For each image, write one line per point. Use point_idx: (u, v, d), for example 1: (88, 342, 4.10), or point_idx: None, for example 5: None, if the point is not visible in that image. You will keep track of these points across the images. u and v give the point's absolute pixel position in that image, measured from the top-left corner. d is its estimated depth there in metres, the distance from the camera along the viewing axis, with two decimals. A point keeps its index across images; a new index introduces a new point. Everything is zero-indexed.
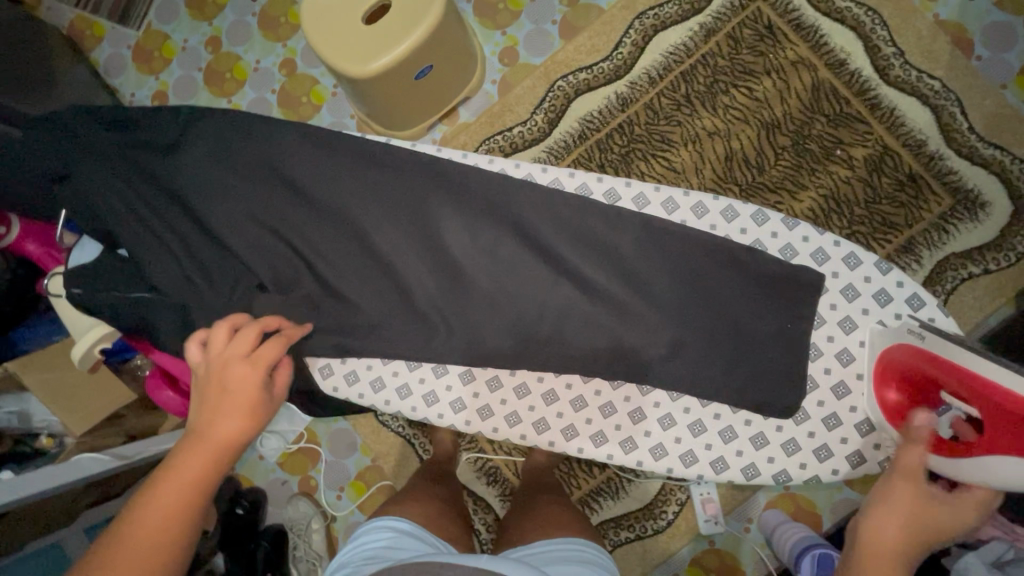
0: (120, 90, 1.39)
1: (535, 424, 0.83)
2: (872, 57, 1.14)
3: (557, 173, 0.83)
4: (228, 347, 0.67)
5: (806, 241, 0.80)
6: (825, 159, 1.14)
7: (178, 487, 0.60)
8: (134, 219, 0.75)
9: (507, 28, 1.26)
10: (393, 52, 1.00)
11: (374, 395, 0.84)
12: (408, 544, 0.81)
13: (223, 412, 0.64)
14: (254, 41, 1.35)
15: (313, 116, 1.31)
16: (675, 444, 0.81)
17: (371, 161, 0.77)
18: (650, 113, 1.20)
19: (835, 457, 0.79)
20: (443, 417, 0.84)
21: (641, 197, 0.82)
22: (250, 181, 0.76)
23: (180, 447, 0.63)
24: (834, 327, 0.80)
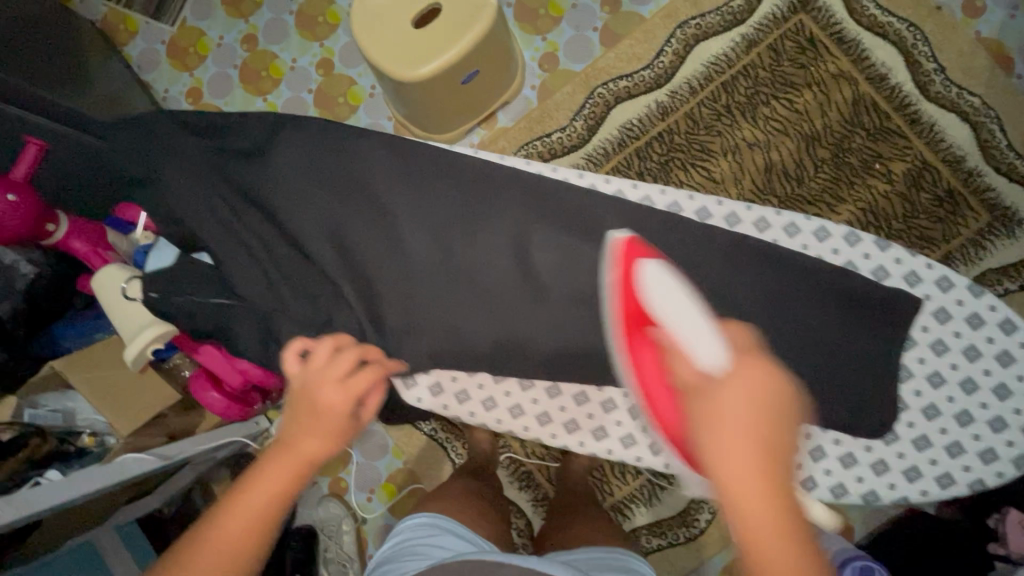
0: (153, 87, 1.38)
1: (606, 436, 0.87)
2: (913, 73, 1.15)
3: (648, 190, 0.86)
4: (324, 368, 0.62)
5: (898, 263, 0.82)
6: (865, 173, 1.15)
7: (258, 499, 0.60)
8: (194, 220, 0.74)
9: (548, 33, 1.27)
10: (444, 56, 1.00)
11: (459, 407, 0.89)
12: (447, 540, 0.82)
13: (308, 433, 0.61)
14: (291, 40, 1.34)
15: (350, 117, 1.31)
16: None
17: (433, 167, 0.78)
18: (690, 122, 1.20)
19: (923, 478, 0.81)
20: (529, 429, 0.88)
21: (732, 216, 0.85)
22: (305, 183, 0.74)
23: (263, 458, 0.62)
24: (926, 348, 0.80)
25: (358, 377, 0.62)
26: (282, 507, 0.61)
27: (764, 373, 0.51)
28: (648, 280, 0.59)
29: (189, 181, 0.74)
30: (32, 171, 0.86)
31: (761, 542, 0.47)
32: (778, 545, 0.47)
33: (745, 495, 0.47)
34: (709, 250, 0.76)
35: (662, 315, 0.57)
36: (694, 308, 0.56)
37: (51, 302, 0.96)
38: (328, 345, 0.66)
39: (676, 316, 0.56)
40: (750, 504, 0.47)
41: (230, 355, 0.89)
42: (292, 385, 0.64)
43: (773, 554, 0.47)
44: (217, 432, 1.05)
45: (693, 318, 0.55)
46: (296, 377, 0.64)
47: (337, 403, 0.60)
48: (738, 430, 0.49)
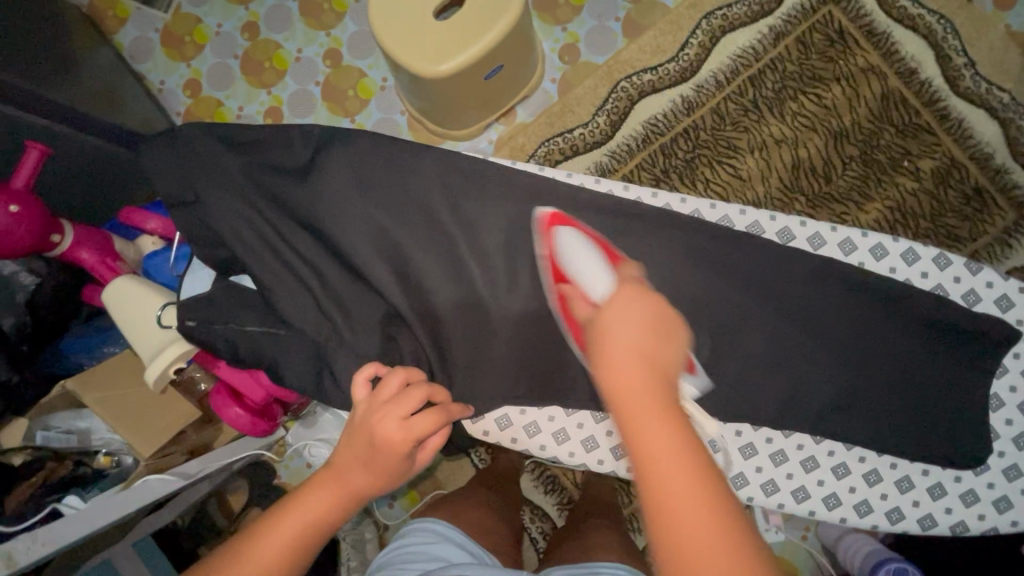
0: (147, 77, 1.29)
1: None
2: (943, 67, 1.13)
3: (727, 210, 0.82)
4: (391, 400, 0.57)
5: (990, 286, 0.77)
6: (892, 170, 1.13)
7: (297, 525, 0.56)
8: (222, 233, 0.69)
9: (568, 24, 1.22)
10: (470, 50, 0.95)
11: (528, 439, 0.82)
12: (445, 550, 0.78)
13: (363, 464, 0.57)
14: (295, 28, 1.27)
15: (360, 111, 1.25)
16: (849, 493, 0.79)
17: (472, 176, 0.74)
18: (716, 118, 1.17)
19: (1015, 508, 0.76)
20: (603, 463, 0.81)
21: (816, 237, 0.80)
22: (340, 194, 0.70)
23: (309, 482, 0.59)
24: (1017, 376, 0.76)
25: (422, 417, 0.58)
26: (321, 536, 0.57)
27: (651, 300, 0.54)
28: (562, 243, 0.65)
29: (219, 193, 0.70)
30: (33, 179, 0.81)
31: (653, 453, 0.46)
32: (662, 451, 0.46)
33: (625, 406, 0.48)
34: (758, 266, 0.74)
35: (569, 268, 0.63)
36: (597, 257, 0.62)
37: (53, 314, 0.90)
38: (398, 377, 0.60)
39: (578, 263, 0.62)
40: (636, 409, 0.48)
41: (256, 374, 0.85)
42: (353, 411, 0.60)
43: (660, 458, 0.46)
44: (236, 445, 1.02)
45: (593, 263, 0.61)
46: (359, 404, 0.59)
47: (397, 442, 0.56)
48: (629, 346, 0.51)
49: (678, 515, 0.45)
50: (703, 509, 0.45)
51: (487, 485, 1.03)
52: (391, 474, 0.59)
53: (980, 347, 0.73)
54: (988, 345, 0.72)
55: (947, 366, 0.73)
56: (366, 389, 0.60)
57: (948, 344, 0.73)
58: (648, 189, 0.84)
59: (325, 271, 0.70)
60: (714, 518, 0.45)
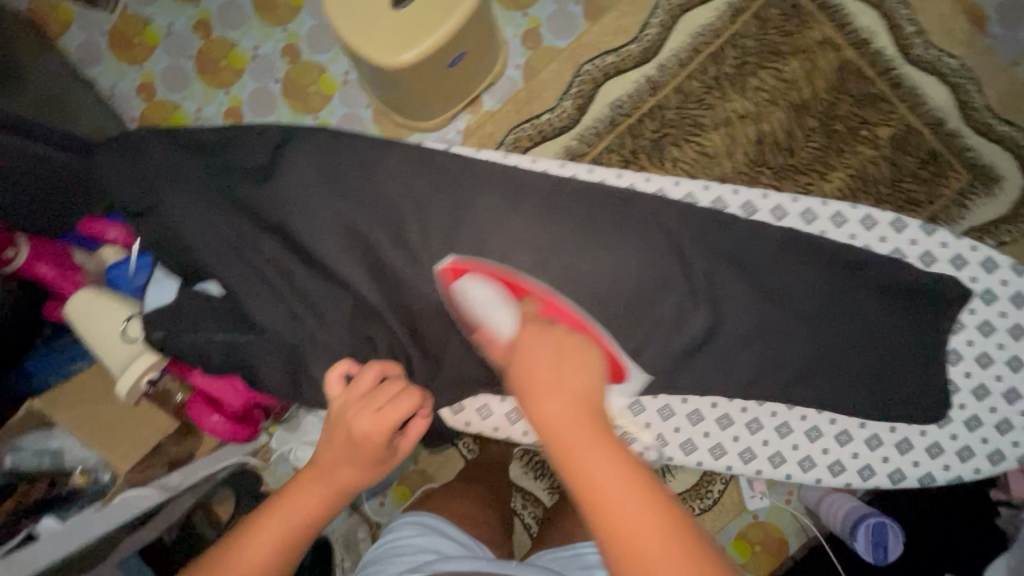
0: (97, 82, 1.24)
1: (653, 441, 0.83)
2: (895, 37, 1.16)
3: (691, 186, 0.83)
4: (363, 396, 0.55)
5: (945, 247, 0.81)
6: (853, 140, 1.16)
7: (286, 519, 0.55)
8: (187, 237, 0.68)
9: (529, 9, 1.21)
10: (430, 39, 0.94)
11: (510, 426, 0.83)
12: (434, 541, 0.78)
13: (346, 459, 0.56)
14: (250, 25, 1.23)
15: (323, 107, 1.22)
16: (822, 454, 0.81)
17: (442, 166, 0.74)
18: (680, 96, 1.18)
19: (977, 457, 0.80)
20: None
21: (777, 209, 0.82)
22: (308, 191, 0.69)
23: (295, 482, 0.58)
24: (973, 331, 0.80)
25: (396, 402, 0.54)
26: (309, 534, 0.56)
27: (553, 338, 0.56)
28: (469, 297, 0.67)
29: (183, 196, 0.68)
30: None
31: (595, 480, 0.46)
32: (606, 476, 0.46)
33: (561, 441, 0.49)
34: (726, 238, 0.76)
35: (479, 322, 0.65)
36: (495, 299, 0.65)
37: (17, 334, 0.87)
38: (374, 370, 0.57)
39: (485, 312, 0.65)
40: (575, 443, 0.48)
41: (233, 381, 0.84)
42: (331, 407, 0.58)
43: (604, 492, 0.46)
44: (219, 455, 1.00)
45: (499, 309, 0.64)
46: (335, 402, 0.57)
47: (373, 433, 0.53)
48: (550, 386, 0.51)
49: (627, 532, 0.45)
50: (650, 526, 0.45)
51: (468, 478, 1.03)
52: (375, 465, 0.57)
53: (939, 304, 0.76)
54: (947, 302, 0.76)
55: (911, 325, 0.76)
56: (342, 385, 0.59)
57: (909, 304, 0.76)
58: (625, 171, 0.85)
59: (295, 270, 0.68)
60: (663, 528, 0.45)
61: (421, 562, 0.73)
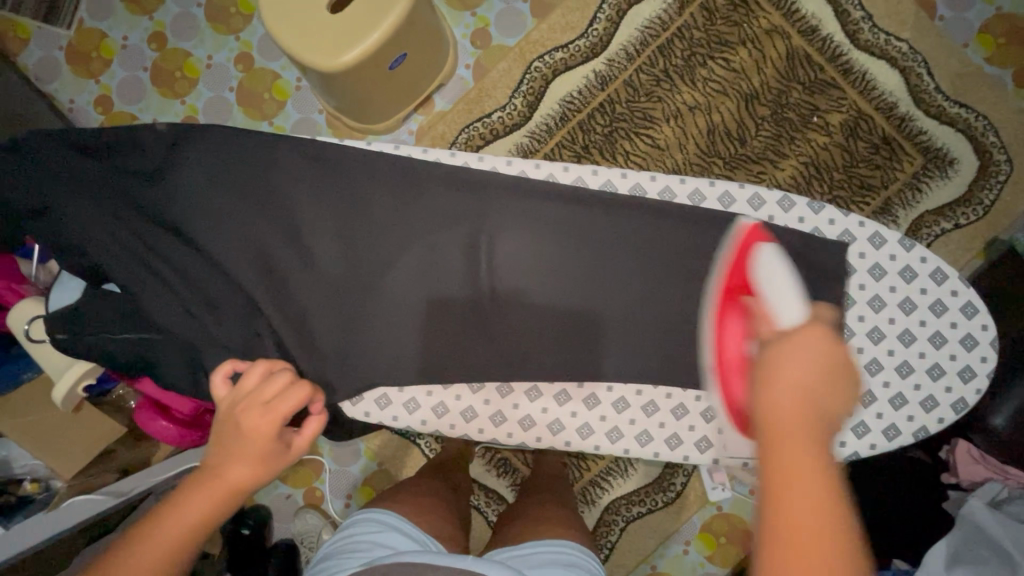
0: (56, 97, 1.26)
1: (551, 425, 0.83)
2: (843, 22, 1.16)
3: (580, 171, 0.83)
4: (251, 392, 0.59)
5: (832, 224, 0.82)
6: (804, 127, 1.16)
7: (173, 524, 0.56)
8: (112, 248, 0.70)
9: (476, 9, 1.22)
10: (365, 42, 0.94)
11: (410, 416, 0.83)
12: (391, 538, 0.78)
13: (234, 456, 0.58)
14: (203, 35, 1.25)
15: (278, 113, 1.23)
16: (718, 434, 0.82)
17: (369, 176, 0.78)
18: (630, 90, 1.18)
19: (872, 432, 0.81)
20: (484, 432, 0.83)
21: (666, 191, 0.82)
22: (240, 208, 0.75)
23: (182, 487, 0.58)
24: (864, 306, 0.81)
25: (285, 396, 0.58)
26: (197, 539, 0.57)
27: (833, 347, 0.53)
28: (759, 262, 0.65)
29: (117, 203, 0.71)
30: None
31: (792, 468, 0.47)
32: (811, 484, 0.46)
33: (774, 428, 0.49)
34: (643, 233, 0.79)
35: (758, 289, 0.62)
36: (792, 285, 0.60)
37: None
38: (262, 367, 0.62)
39: (769, 283, 0.61)
40: (794, 430, 0.48)
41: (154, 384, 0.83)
42: (220, 408, 0.61)
43: (796, 485, 0.46)
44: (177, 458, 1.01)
45: (788, 294, 0.59)
46: (223, 401, 0.61)
47: (261, 426, 0.57)
48: (798, 376, 0.51)
49: (802, 534, 0.44)
50: (831, 539, 0.44)
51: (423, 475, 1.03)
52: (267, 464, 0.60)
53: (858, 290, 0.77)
54: None
55: None
56: (228, 385, 0.63)
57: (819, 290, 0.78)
58: (531, 161, 0.84)
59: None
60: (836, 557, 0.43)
61: (376, 556, 0.73)
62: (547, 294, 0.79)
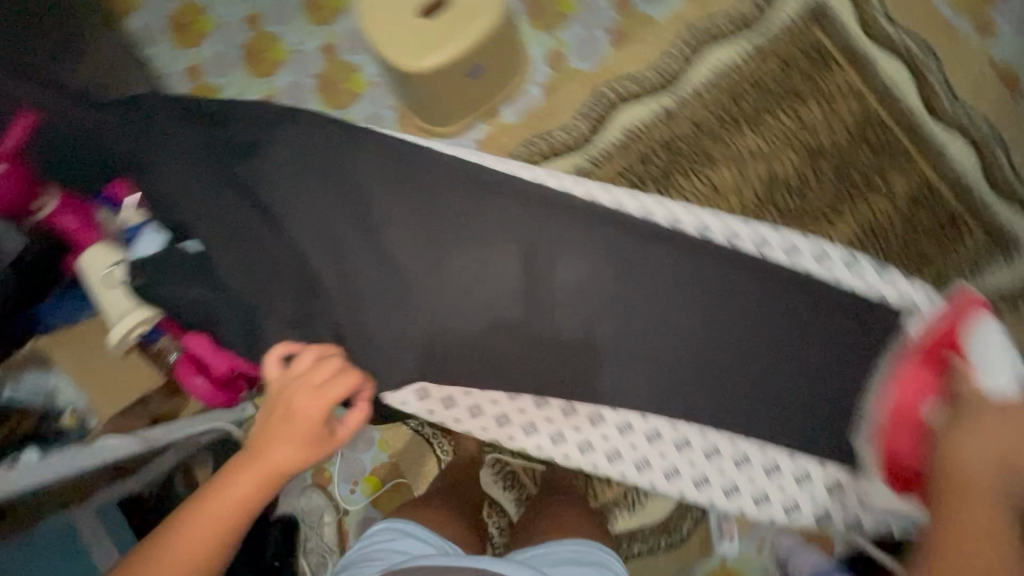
0: (151, 61, 1.34)
1: (580, 445, 0.87)
2: (922, 92, 1.15)
3: (645, 201, 0.83)
4: (301, 376, 0.65)
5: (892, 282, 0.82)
6: (867, 190, 1.14)
7: (224, 502, 0.62)
8: (205, 207, 0.75)
9: (556, 31, 1.25)
10: (449, 49, 0.99)
11: (446, 412, 0.88)
12: (409, 545, 0.81)
13: (283, 439, 0.64)
14: (296, 22, 1.32)
15: (352, 104, 1.29)
16: (747, 482, 0.85)
17: (435, 172, 0.80)
18: (695, 129, 1.19)
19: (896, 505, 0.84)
20: (515, 438, 0.89)
21: (729, 230, 0.83)
22: (314, 184, 0.78)
23: (234, 466, 0.65)
24: None
25: (335, 383, 0.65)
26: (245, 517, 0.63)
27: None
28: (976, 334, 0.73)
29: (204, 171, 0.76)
30: (22, 145, 0.84)
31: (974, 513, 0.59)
32: (995, 532, 0.58)
33: (979, 485, 0.61)
34: (693, 268, 0.81)
35: (975, 355, 0.72)
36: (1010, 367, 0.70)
37: (28, 287, 0.88)
38: (312, 353, 0.68)
39: (987, 357, 0.71)
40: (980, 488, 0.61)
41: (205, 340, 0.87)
42: (272, 390, 0.67)
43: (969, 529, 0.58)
44: (201, 416, 0.98)
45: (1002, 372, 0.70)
46: (276, 382, 0.67)
47: (311, 410, 0.64)
48: (1003, 443, 0.62)
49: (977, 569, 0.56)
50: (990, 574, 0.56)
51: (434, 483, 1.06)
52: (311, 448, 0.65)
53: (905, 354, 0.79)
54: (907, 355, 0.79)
55: None
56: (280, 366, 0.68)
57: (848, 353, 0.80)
58: (594, 183, 0.85)
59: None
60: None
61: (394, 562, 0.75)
62: (585, 315, 0.81)
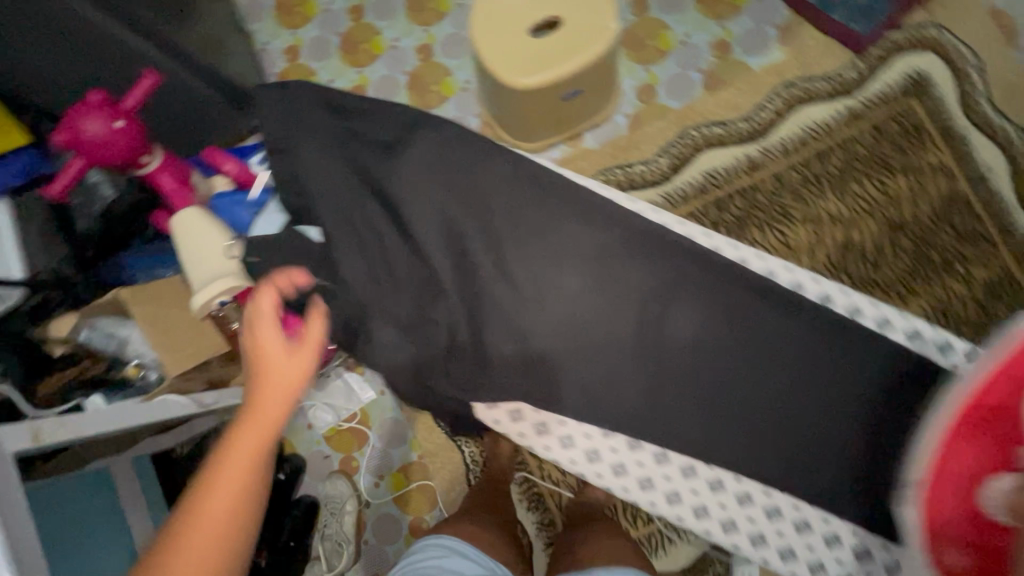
0: (254, 35, 1.38)
1: (614, 467, 0.90)
2: (1014, 183, 1.13)
3: (721, 243, 0.91)
4: (262, 320, 0.66)
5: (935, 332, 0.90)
6: (945, 271, 1.12)
7: (231, 467, 0.59)
8: (310, 186, 0.75)
9: (651, 65, 1.26)
10: (553, 70, 1.00)
11: (487, 414, 0.89)
12: (454, 563, 0.85)
13: (269, 385, 0.65)
14: (397, 19, 1.35)
15: (438, 105, 1.31)
16: (772, 535, 0.88)
17: (537, 181, 0.80)
18: (776, 183, 1.18)
19: None
20: (550, 450, 0.90)
21: (795, 283, 0.91)
22: (421, 175, 0.77)
23: (231, 431, 0.62)
24: None
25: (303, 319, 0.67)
26: (259, 477, 0.60)
27: None
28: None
29: (316, 150, 0.76)
30: (141, 102, 0.87)
31: None
32: None
33: None
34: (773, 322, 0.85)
35: None
36: None
37: (119, 229, 0.94)
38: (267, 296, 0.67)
39: None
40: None
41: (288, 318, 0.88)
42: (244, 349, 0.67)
43: None
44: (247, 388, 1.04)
45: None
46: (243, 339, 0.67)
47: (278, 348, 0.65)
48: None
49: None
50: None
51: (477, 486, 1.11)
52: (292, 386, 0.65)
53: None
54: None
55: None
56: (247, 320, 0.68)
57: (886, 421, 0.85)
58: (678, 218, 0.91)
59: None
60: None
61: None
62: (660, 357, 0.84)
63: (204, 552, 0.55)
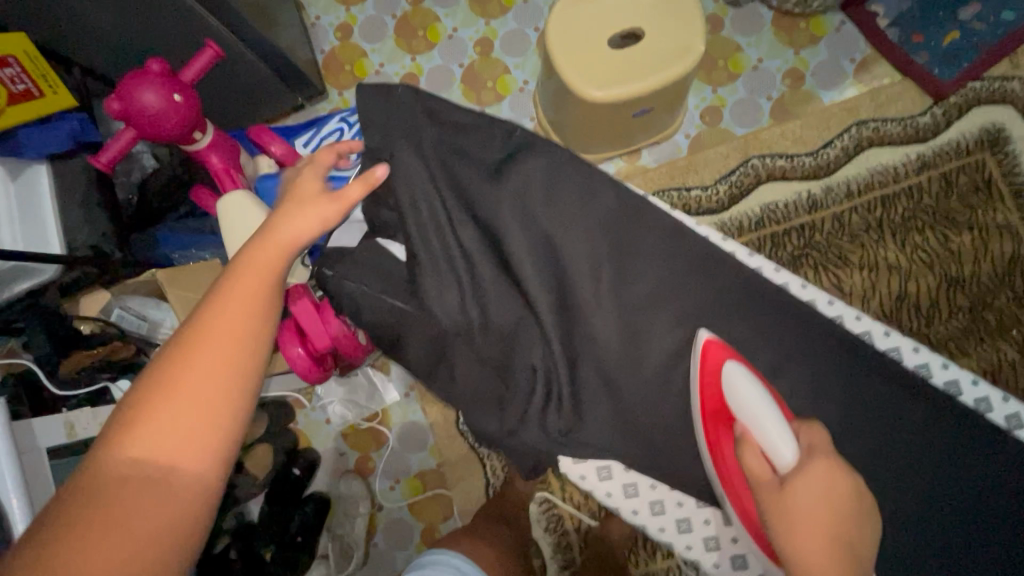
0: (305, 8, 1.31)
1: (731, 557, 0.82)
2: None
3: (816, 295, 0.87)
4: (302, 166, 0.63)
5: None
6: (999, 334, 1.09)
7: (239, 290, 0.53)
8: (388, 185, 0.67)
9: (719, 87, 1.21)
10: (628, 85, 0.95)
11: (597, 484, 0.82)
12: None
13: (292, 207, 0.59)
14: (458, 8, 1.29)
15: (493, 104, 1.26)
16: None
17: (626, 201, 0.72)
18: (837, 224, 1.14)
19: None
20: (663, 531, 0.82)
21: (895, 350, 0.84)
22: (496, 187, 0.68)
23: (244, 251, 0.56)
24: None
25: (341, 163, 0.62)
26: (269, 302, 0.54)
27: (842, 477, 0.57)
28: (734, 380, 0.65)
29: (390, 140, 0.67)
30: (198, 78, 0.83)
31: None
32: None
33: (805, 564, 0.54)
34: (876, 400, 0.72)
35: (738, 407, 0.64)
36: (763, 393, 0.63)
37: (154, 201, 0.93)
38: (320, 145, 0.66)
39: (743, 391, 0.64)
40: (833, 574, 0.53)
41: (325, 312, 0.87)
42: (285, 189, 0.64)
43: None
44: None
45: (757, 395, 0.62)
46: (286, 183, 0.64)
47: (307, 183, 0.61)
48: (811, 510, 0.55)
49: None
50: None
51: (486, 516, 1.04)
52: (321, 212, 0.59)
53: None
54: None
55: None
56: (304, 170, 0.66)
57: None
58: (774, 265, 0.89)
59: (466, 253, 0.68)
60: None
61: None
62: None
63: (210, 382, 0.49)
